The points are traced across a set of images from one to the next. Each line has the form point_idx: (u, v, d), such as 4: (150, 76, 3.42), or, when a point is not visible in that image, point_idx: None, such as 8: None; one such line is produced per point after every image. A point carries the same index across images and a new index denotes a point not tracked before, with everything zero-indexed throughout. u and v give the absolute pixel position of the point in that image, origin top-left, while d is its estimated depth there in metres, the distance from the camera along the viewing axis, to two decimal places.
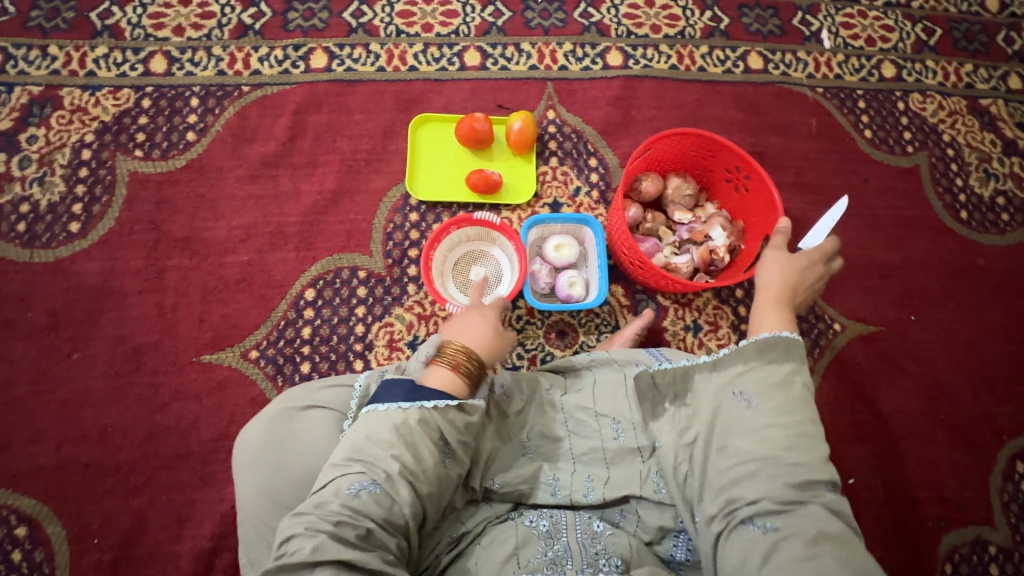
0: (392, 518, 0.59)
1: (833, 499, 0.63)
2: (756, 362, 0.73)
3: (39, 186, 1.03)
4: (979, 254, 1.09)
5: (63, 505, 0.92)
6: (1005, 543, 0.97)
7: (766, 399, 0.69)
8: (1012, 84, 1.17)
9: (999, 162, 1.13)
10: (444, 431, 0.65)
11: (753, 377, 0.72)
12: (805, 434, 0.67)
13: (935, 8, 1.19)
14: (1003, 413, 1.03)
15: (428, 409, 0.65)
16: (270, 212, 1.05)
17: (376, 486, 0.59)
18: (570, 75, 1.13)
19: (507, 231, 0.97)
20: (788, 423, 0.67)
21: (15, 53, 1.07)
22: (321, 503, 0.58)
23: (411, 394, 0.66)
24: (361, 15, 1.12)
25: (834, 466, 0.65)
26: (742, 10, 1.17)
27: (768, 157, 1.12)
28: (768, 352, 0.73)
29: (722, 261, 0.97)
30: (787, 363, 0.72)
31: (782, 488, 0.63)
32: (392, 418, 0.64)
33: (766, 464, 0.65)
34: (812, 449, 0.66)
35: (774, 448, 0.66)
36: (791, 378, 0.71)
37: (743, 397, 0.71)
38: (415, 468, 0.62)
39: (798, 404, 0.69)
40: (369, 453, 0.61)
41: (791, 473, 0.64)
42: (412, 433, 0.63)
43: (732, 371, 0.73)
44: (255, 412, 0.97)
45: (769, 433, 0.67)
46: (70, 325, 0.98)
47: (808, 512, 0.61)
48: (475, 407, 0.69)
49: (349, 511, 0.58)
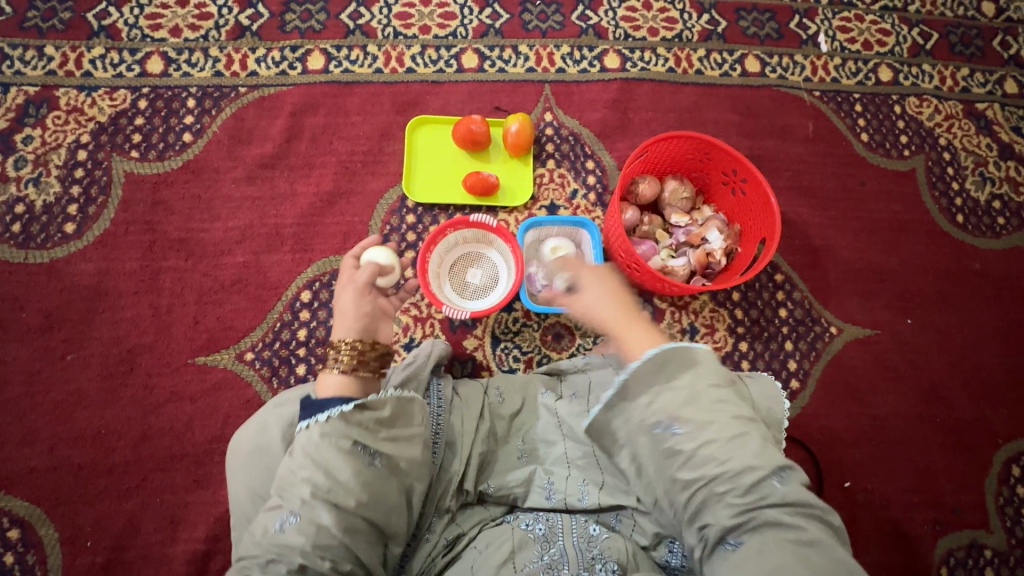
0: (320, 541, 0.57)
1: (785, 490, 0.57)
2: (659, 386, 0.62)
3: (34, 187, 1.02)
4: (975, 258, 1.10)
5: (56, 507, 0.91)
6: (1000, 547, 0.97)
7: (686, 420, 0.60)
8: (1008, 88, 1.17)
9: (995, 166, 1.13)
10: (353, 436, 0.61)
11: (665, 401, 0.61)
12: (733, 434, 0.59)
13: (931, 12, 1.19)
14: (999, 417, 1.03)
15: (324, 422, 0.62)
16: (267, 213, 1.04)
17: (295, 516, 0.57)
18: (567, 78, 1.13)
19: (504, 234, 0.95)
20: (716, 432, 0.59)
21: (11, 53, 1.07)
22: (251, 548, 0.58)
23: (308, 412, 0.64)
24: (359, 16, 1.12)
25: (773, 450, 0.59)
26: (739, 14, 1.17)
27: (765, 160, 1.12)
28: (665, 370, 0.62)
29: (718, 264, 0.98)
30: (686, 370, 0.63)
31: (733, 504, 0.57)
32: (300, 442, 0.62)
33: (711, 485, 0.58)
34: (743, 445, 0.58)
35: (708, 466, 0.58)
36: (697, 384, 0.62)
37: (665, 426, 0.61)
38: (330, 487, 0.58)
39: (716, 404, 0.61)
40: (284, 483, 0.60)
41: (734, 484, 0.57)
42: (319, 450, 0.60)
43: (644, 403, 0.63)
44: (250, 414, 0.96)
45: (702, 454, 0.59)
46: (64, 326, 0.98)
47: (769, 520, 0.55)
48: (379, 401, 0.65)
49: (275, 549, 0.56)
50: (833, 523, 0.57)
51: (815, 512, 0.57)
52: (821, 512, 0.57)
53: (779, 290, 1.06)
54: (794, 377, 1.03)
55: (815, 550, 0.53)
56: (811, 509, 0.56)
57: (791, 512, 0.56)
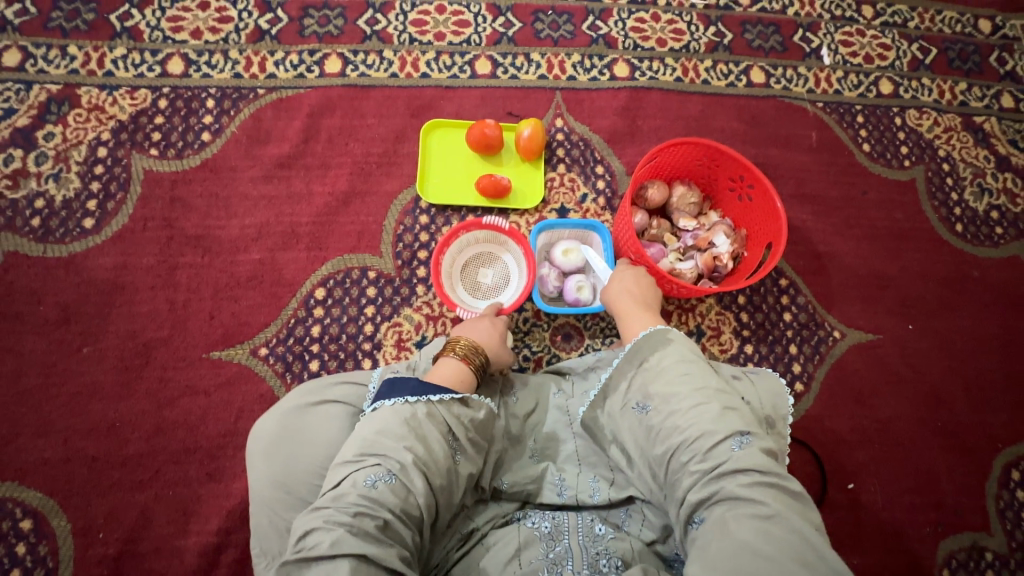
0: (408, 507, 0.61)
1: (740, 454, 0.63)
2: (634, 370, 0.74)
3: (54, 183, 1.04)
4: (974, 266, 1.12)
5: (68, 499, 0.92)
6: (1001, 549, 0.99)
7: (654, 396, 0.71)
8: (1004, 102, 1.21)
9: (993, 178, 1.17)
10: (452, 425, 0.68)
11: (636, 383, 0.73)
12: (695, 404, 0.68)
13: (930, 29, 1.23)
14: (998, 421, 1.05)
15: (435, 403, 0.68)
16: (283, 212, 1.06)
17: (392, 476, 0.61)
18: (577, 85, 1.16)
19: (516, 236, 0.97)
20: (678, 404, 0.68)
21: (34, 52, 1.09)
22: (338, 497, 0.60)
23: (418, 389, 0.69)
24: (376, 23, 1.15)
25: (731, 417, 0.66)
26: (745, 27, 1.21)
27: (770, 168, 1.15)
28: (638, 355, 0.75)
29: (725, 267, 1.00)
30: (655, 354, 0.74)
31: (696, 474, 0.63)
32: (402, 413, 0.66)
33: (677, 454, 0.66)
34: (703, 414, 0.66)
35: (674, 435, 0.67)
36: (663, 364, 0.73)
37: (638, 406, 0.72)
38: (427, 460, 0.64)
39: (679, 379, 0.70)
40: (382, 446, 0.63)
41: (695, 451, 0.65)
42: (421, 427, 0.66)
43: (620, 390, 0.74)
44: (263, 408, 0.98)
45: (667, 425, 0.68)
46: (81, 319, 0.99)
47: (728, 489, 0.61)
48: (478, 403, 0.71)
49: (367, 501, 0.59)
50: (789, 488, 0.61)
51: (774, 481, 0.61)
52: (777, 480, 0.61)
53: (783, 294, 1.08)
54: (798, 380, 1.05)
55: (773, 519, 0.57)
56: (766, 476, 0.61)
57: (750, 481, 0.61)
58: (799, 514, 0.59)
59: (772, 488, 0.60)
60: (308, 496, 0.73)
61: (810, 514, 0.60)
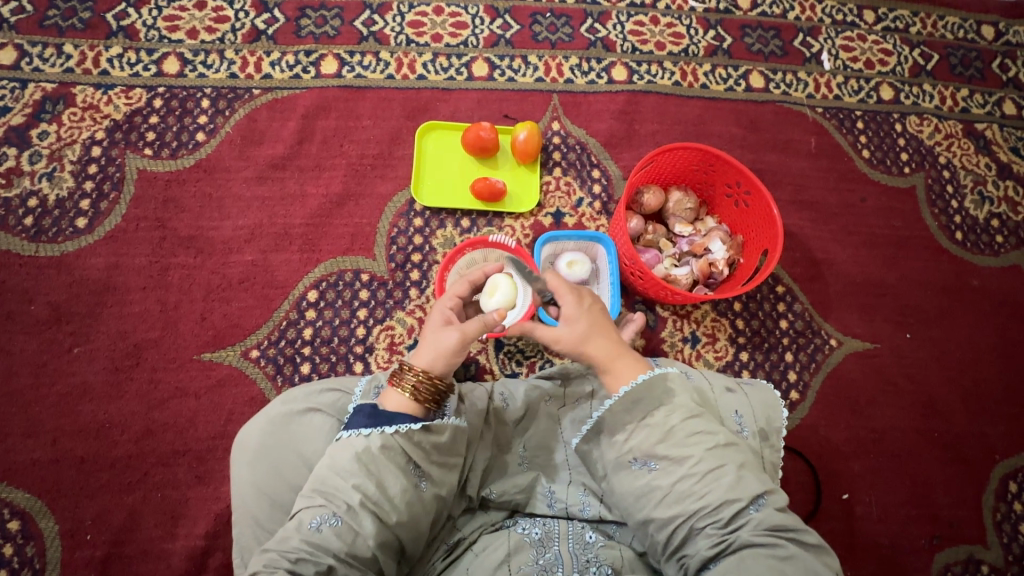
0: (355, 550, 0.60)
1: (764, 518, 0.62)
2: (635, 424, 0.69)
3: (47, 182, 1.04)
4: (974, 274, 1.11)
5: (56, 500, 0.91)
6: (998, 563, 0.98)
7: (662, 457, 0.66)
8: (1006, 109, 1.19)
9: (994, 185, 1.15)
10: (409, 454, 0.66)
11: (641, 440, 0.68)
12: (709, 468, 0.65)
13: (932, 34, 1.22)
14: (996, 432, 1.04)
15: (389, 434, 0.66)
16: (277, 213, 1.06)
17: (338, 519, 0.61)
18: (575, 89, 1.15)
19: (522, 255, 0.95)
20: (692, 467, 0.65)
21: (30, 50, 1.08)
22: (282, 540, 0.60)
23: (372, 419, 0.67)
24: (373, 23, 1.14)
25: (748, 480, 0.64)
26: (745, 30, 1.20)
27: (769, 174, 1.14)
28: (638, 408, 0.69)
29: (720, 274, 0.99)
30: (660, 408, 0.69)
31: (711, 534, 0.62)
32: (355, 446, 0.65)
33: (691, 519, 0.63)
34: (719, 479, 0.64)
35: (688, 501, 0.64)
36: (671, 421, 0.68)
37: (640, 463, 0.67)
38: (378, 499, 0.63)
39: (690, 438, 0.66)
40: (331, 485, 0.63)
41: (715, 517, 0.62)
42: (375, 462, 0.64)
43: (620, 440, 0.69)
44: (253, 411, 0.97)
45: (679, 489, 0.65)
46: (72, 319, 0.99)
47: (750, 553, 0.60)
48: (441, 427, 0.69)
49: (310, 546, 0.59)
50: (808, 540, 0.61)
51: (791, 535, 0.61)
52: (796, 534, 0.61)
53: (780, 301, 1.07)
54: (794, 389, 1.04)
55: (792, 564, 0.59)
56: (785, 532, 0.61)
57: (769, 538, 0.61)
58: (819, 561, 0.60)
59: (792, 542, 0.61)
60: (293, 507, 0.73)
61: (827, 557, 0.61)
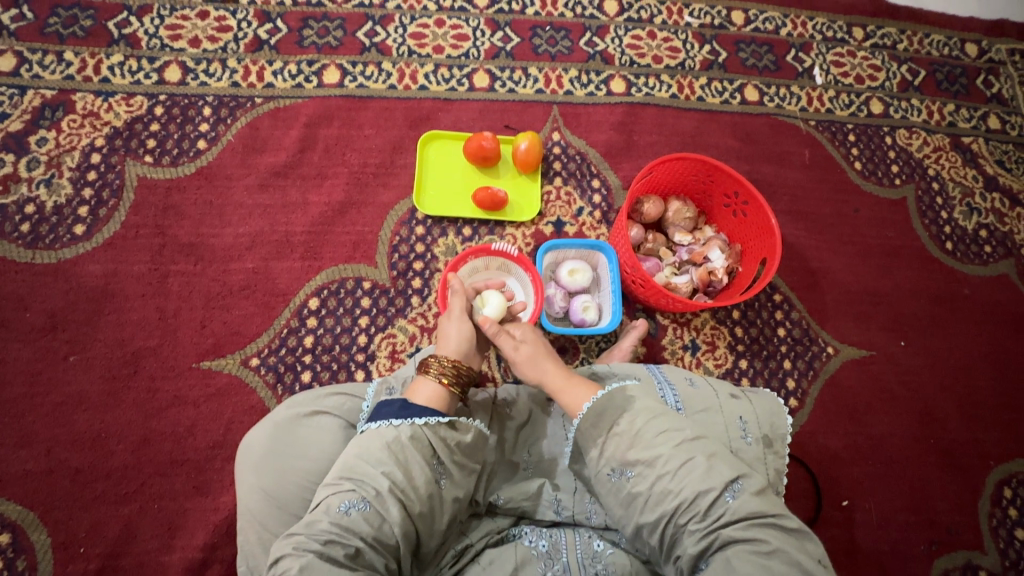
0: (381, 535, 0.60)
1: (739, 506, 0.62)
2: (604, 435, 0.69)
3: (46, 189, 1.03)
4: (964, 284, 1.14)
5: (49, 512, 0.89)
6: (995, 568, 0.98)
7: (635, 462, 0.67)
8: (991, 124, 1.23)
9: (981, 197, 1.19)
10: (436, 448, 0.67)
11: (613, 450, 0.68)
12: (680, 464, 0.65)
13: (919, 51, 1.26)
14: (989, 438, 1.06)
15: (419, 425, 0.67)
16: (278, 220, 1.06)
17: (366, 504, 0.61)
18: (574, 100, 1.17)
19: (524, 263, 0.95)
20: (664, 466, 0.65)
21: (30, 57, 1.08)
22: (311, 523, 0.60)
23: (402, 411, 0.68)
24: (375, 35, 1.15)
25: (718, 469, 0.64)
26: (739, 46, 1.23)
27: (764, 185, 1.16)
28: (604, 420, 0.70)
29: (720, 282, 1.01)
30: (624, 415, 0.69)
31: (694, 532, 0.62)
32: (385, 436, 0.66)
33: (673, 518, 0.63)
34: (692, 472, 0.64)
35: (667, 500, 0.64)
36: (637, 426, 0.68)
37: (616, 473, 0.68)
38: (405, 487, 0.63)
39: (659, 438, 0.67)
40: (360, 471, 0.63)
41: (694, 512, 0.63)
42: (404, 451, 0.65)
43: (594, 455, 0.70)
44: (253, 420, 0.96)
45: (656, 490, 0.65)
46: (68, 327, 0.97)
47: (733, 545, 0.60)
48: (466, 426, 0.70)
49: (338, 529, 0.59)
50: (786, 522, 0.62)
51: (768, 519, 0.62)
52: (774, 518, 0.62)
53: (777, 309, 1.09)
54: (793, 396, 1.05)
55: (775, 553, 0.59)
56: (763, 517, 0.62)
57: (746, 527, 0.61)
58: (800, 546, 0.60)
59: (771, 528, 0.61)
60: (298, 509, 0.72)
61: (810, 542, 0.61)
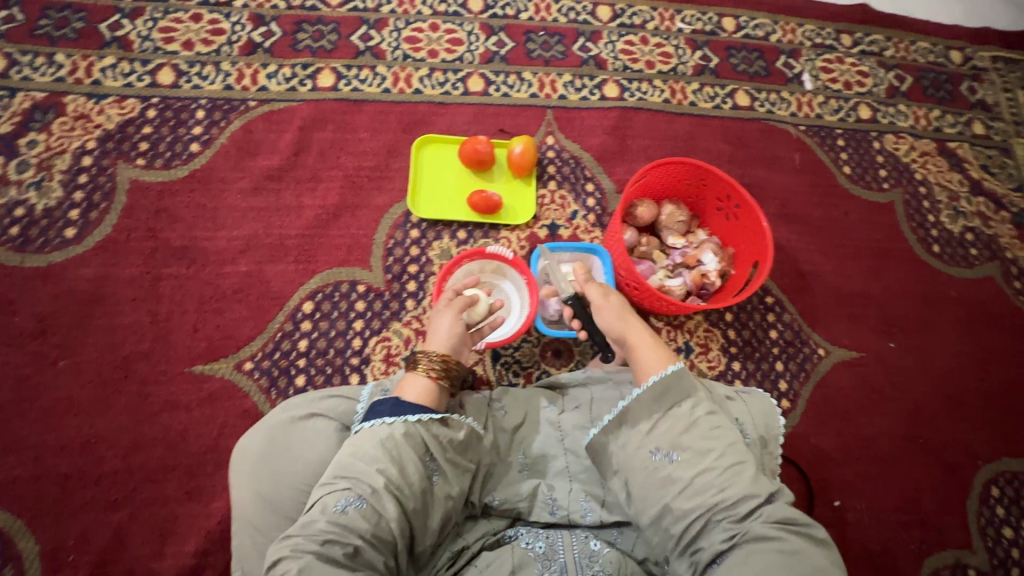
0: (379, 532, 0.60)
1: (780, 514, 0.63)
2: (660, 414, 0.70)
3: (36, 191, 1.02)
4: (951, 286, 1.16)
5: (38, 519, 0.88)
6: (984, 566, 1.00)
7: (686, 448, 0.67)
8: (975, 129, 1.26)
9: (967, 201, 1.21)
10: (428, 445, 0.67)
11: (666, 430, 0.69)
12: (730, 463, 0.66)
13: (905, 58, 1.28)
14: (976, 438, 1.08)
15: (413, 422, 0.67)
16: (272, 224, 1.05)
17: (362, 501, 0.60)
18: (568, 104, 1.18)
19: (519, 266, 0.96)
20: (714, 461, 0.66)
21: (20, 59, 1.07)
22: (307, 524, 0.59)
23: (395, 409, 0.68)
24: (370, 39, 1.16)
25: (764, 480, 0.66)
26: (730, 52, 1.24)
27: (755, 189, 1.18)
28: (666, 398, 0.71)
29: (713, 284, 1.02)
30: (685, 400, 0.71)
31: (727, 529, 0.63)
32: (378, 434, 0.66)
33: (708, 512, 0.64)
34: (739, 475, 0.65)
35: (708, 493, 0.64)
36: (695, 415, 0.70)
37: (660, 454, 0.68)
38: (400, 483, 0.63)
39: (713, 433, 0.68)
40: (355, 469, 0.63)
41: (732, 512, 0.63)
42: (398, 448, 0.65)
43: (643, 430, 0.70)
44: (247, 424, 0.95)
45: (700, 481, 0.65)
46: (58, 331, 0.96)
47: (766, 549, 0.60)
48: (458, 423, 0.71)
49: (336, 528, 0.59)
50: (819, 541, 0.62)
51: (803, 534, 0.62)
52: (808, 534, 0.63)
53: (769, 311, 1.10)
54: (785, 398, 1.06)
55: (804, 564, 0.59)
56: (799, 530, 0.62)
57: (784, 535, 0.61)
58: (827, 560, 0.61)
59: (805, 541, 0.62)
60: (292, 513, 0.71)
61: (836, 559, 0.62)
